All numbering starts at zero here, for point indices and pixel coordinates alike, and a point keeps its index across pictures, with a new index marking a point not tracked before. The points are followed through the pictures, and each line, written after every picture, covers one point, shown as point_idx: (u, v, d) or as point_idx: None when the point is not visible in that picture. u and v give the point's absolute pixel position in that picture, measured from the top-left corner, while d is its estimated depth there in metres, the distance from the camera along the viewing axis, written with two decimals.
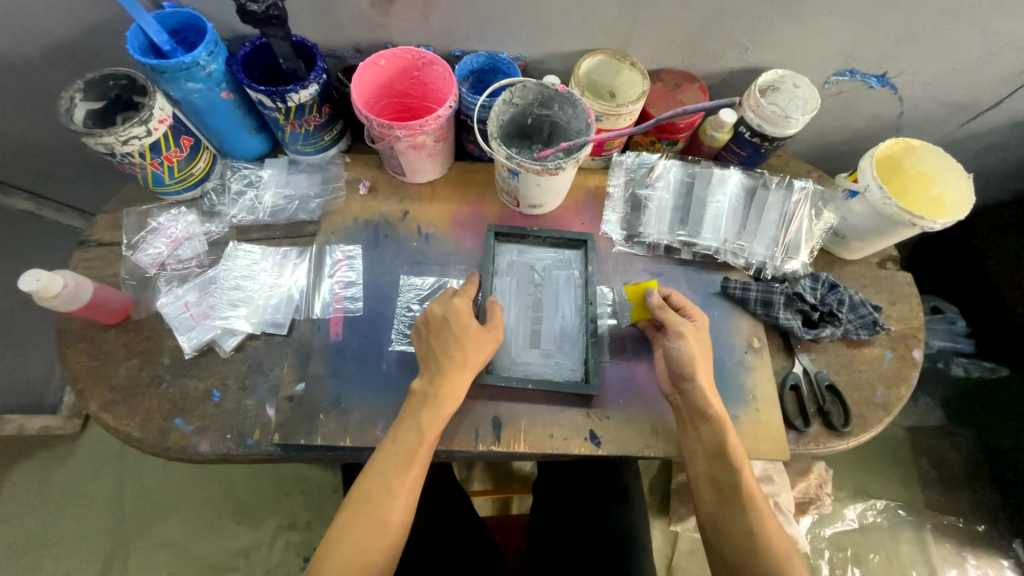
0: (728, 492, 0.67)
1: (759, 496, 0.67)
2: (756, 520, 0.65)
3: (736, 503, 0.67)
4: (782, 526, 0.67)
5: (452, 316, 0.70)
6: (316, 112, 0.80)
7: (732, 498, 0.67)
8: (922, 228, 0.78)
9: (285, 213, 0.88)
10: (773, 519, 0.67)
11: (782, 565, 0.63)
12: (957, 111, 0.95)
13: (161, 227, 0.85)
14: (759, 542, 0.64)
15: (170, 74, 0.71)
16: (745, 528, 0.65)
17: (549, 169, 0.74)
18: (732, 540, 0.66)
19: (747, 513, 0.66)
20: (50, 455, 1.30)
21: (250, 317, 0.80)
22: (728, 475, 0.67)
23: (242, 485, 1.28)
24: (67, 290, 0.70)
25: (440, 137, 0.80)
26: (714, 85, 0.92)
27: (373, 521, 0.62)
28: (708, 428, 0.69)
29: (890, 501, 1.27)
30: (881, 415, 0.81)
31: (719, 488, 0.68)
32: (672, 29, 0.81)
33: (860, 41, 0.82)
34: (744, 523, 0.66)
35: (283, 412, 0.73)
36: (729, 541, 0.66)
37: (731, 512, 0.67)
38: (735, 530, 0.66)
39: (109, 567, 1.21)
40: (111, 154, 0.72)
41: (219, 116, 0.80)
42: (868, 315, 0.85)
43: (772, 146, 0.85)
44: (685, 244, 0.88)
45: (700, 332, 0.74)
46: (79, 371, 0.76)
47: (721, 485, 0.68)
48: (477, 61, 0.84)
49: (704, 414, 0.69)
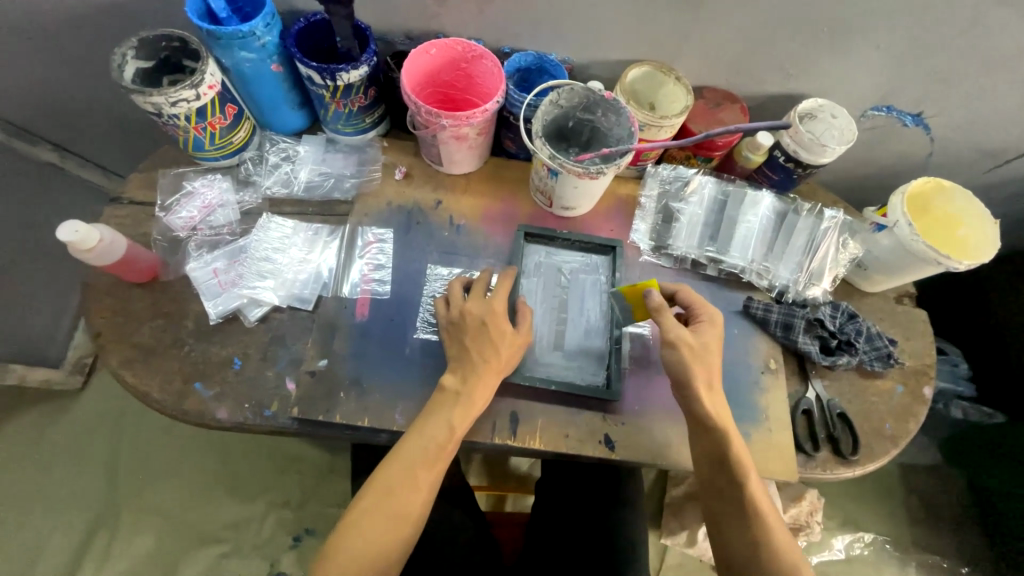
0: (733, 499, 0.67)
1: (765, 505, 0.67)
2: (761, 531, 0.65)
3: (739, 512, 0.67)
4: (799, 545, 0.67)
5: (489, 316, 0.70)
6: (362, 93, 0.81)
7: (735, 505, 0.67)
8: (947, 267, 0.79)
9: (320, 190, 0.89)
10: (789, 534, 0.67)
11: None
12: (985, 157, 0.97)
13: (196, 192, 0.86)
14: (762, 550, 0.65)
15: (225, 41, 0.72)
16: (748, 539, 0.66)
17: (590, 173, 0.75)
18: (735, 549, 0.66)
19: (752, 523, 0.66)
20: (48, 408, 1.30)
21: (278, 289, 0.80)
22: (732, 483, 0.67)
23: (239, 457, 1.28)
24: (102, 244, 0.70)
25: (483, 131, 0.81)
26: (754, 107, 0.93)
27: (395, 510, 0.62)
28: (711, 437, 0.68)
29: (878, 535, 1.29)
30: (888, 447, 0.83)
31: (725, 496, 0.68)
32: (719, 48, 0.82)
33: (901, 79, 0.83)
34: (749, 534, 0.66)
35: (304, 386, 0.74)
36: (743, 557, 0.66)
37: (736, 519, 0.67)
38: (738, 538, 0.66)
39: (98, 526, 1.20)
40: (158, 114, 0.73)
41: (265, 87, 0.81)
42: (883, 348, 0.86)
43: (804, 173, 0.87)
44: (711, 260, 0.89)
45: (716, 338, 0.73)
46: (101, 327, 0.76)
47: (723, 491, 0.68)
48: (525, 60, 0.85)
49: (706, 423, 0.69)
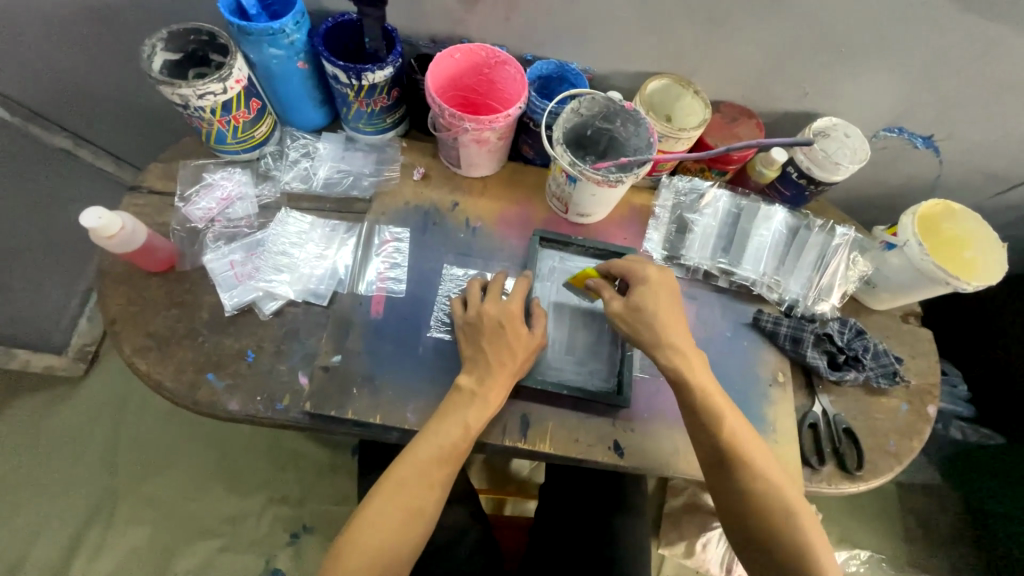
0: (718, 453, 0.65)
1: (754, 452, 0.65)
2: (750, 481, 0.64)
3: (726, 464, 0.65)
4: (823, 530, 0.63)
5: (507, 319, 0.71)
6: (386, 93, 0.82)
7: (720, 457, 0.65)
8: (955, 287, 0.81)
9: (338, 187, 0.89)
10: (807, 507, 0.64)
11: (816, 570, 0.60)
12: (992, 182, 0.99)
13: (215, 184, 0.86)
14: (754, 497, 0.63)
15: (255, 37, 0.73)
16: (739, 490, 0.64)
17: (609, 181, 0.76)
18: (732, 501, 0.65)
19: (741, 472, 0.64)
20: (49, 395, 1.29)
21: (293, 284, 0.81)
22: (714, 436, 0.66)
23: (240, 450, 1.28)
24: (123, 232, 0.71)
25: (504, 136, 0.82)
26: (769, 124, 0.95)
27: (409, 508, 0.62)
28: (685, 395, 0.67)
29: (874, 553, 1.29)
30: (892, 464, 0.83)
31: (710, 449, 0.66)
32: (739, 65, 0.84)
33: (914, 103, 0.85)
34: (739, 487, 0.64)
35: (317, 381, 0.74)
36: (758, 538, 0.63)
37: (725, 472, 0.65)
38: (730, 492, 0.65)
39: (95, 516, 1.19)
40: (184, 106, 0.73)
41: (290, 83, 0.81)
42: (889, 365, 0.87)
43: (816, 190, 0.88)
44: (723, 272, 0.90)
45: (660, 292, 0.70)
46: (116, 314, 0.76)
47: (708, 445, 0.66)
48: (546, 68, 0.86)
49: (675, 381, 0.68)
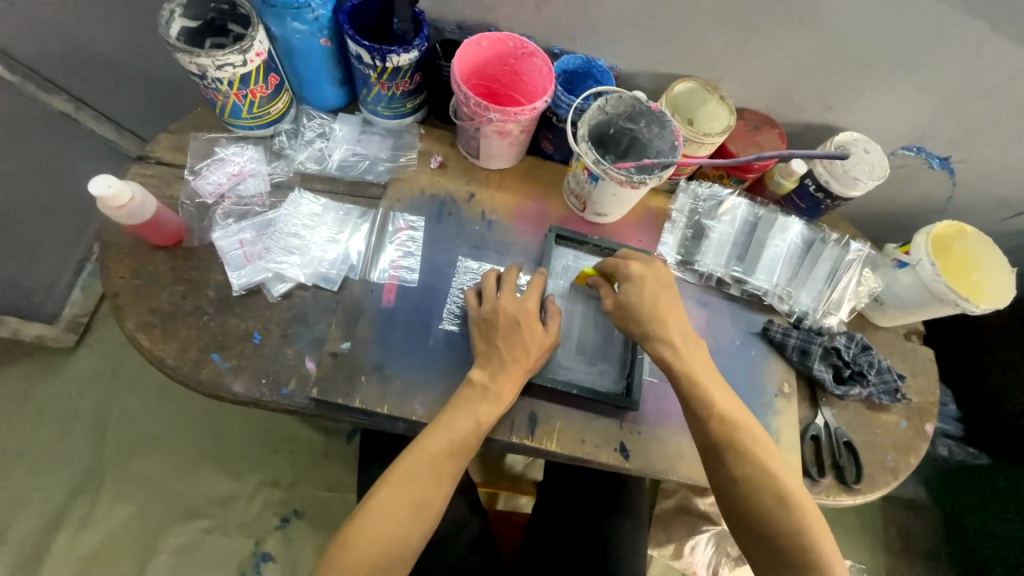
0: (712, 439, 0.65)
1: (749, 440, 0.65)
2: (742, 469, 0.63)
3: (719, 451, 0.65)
4: (821, 522, 0.62)
5: (522, 316, 0.71)
6: (409, 78, 0.80)
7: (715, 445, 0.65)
8: (964, 309, 0.82)
9: (353, 170, 0.87)
10: (800, 499, 0.63)
11: (813, 563, 0.60)
12: (1001, 208, 1.00)
13: (227, 159, 0.84)
14: (745, 484, 0.63)
15: (278, 9, 0.70)
16: (729, 475, 0.64)
17: (632, 181, 0.75)
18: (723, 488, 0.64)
19: (733, 460, 0.64)
20: (38, 365, 1.26)
21: (303, 267, 0.79)
22: (708, 422, 0.66)
23: (233, 431, 1.26)
24: (133, 203, 0.69)
25: (527, 129, 0.81)
26: (790, 134, 0.94)
27: (417, 501, 0.61)
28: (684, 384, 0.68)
29: (853, 562, 1.34)
30: (889, 479, 0.84)
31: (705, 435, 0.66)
32: (767, 73, 0.83)
33: (936, 124, 0.86)
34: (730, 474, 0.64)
35: (325, 367, 0.73)
36: (746, 525, 0.63)
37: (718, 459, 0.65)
38: (721, 479, 0.65)
39: (82, 490, 1.17)
40: (201, 76, 0.71)
41: (310, 60, 0.79)
42: (892, 382, 0.88)
43: (832, 205, 0.88)
44: (736, 280, 0.90)
45: (656, 287, 0.72)
46: (120, 287, 0.74)
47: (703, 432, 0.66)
48: (573, 62, 0.85)
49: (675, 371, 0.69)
